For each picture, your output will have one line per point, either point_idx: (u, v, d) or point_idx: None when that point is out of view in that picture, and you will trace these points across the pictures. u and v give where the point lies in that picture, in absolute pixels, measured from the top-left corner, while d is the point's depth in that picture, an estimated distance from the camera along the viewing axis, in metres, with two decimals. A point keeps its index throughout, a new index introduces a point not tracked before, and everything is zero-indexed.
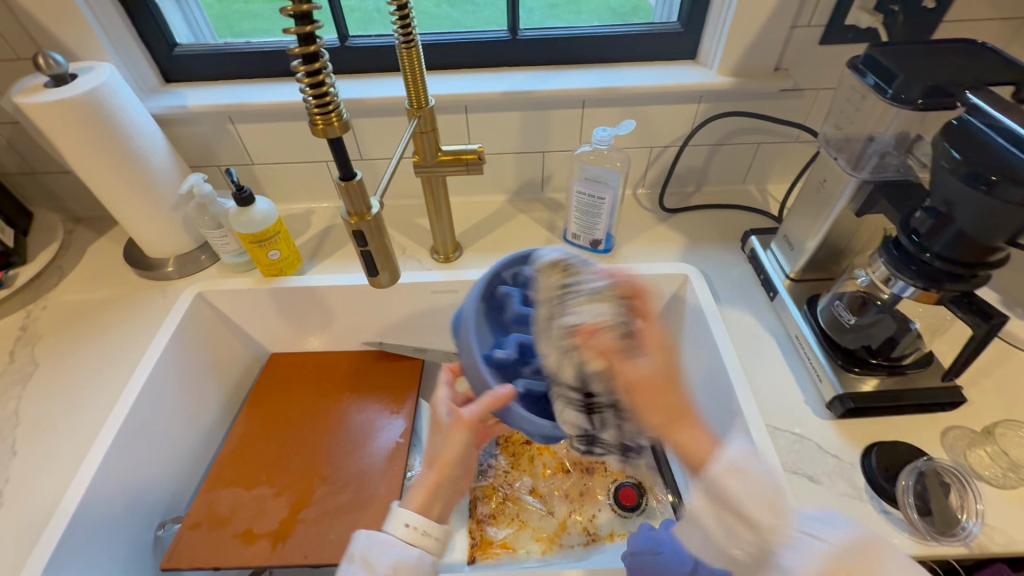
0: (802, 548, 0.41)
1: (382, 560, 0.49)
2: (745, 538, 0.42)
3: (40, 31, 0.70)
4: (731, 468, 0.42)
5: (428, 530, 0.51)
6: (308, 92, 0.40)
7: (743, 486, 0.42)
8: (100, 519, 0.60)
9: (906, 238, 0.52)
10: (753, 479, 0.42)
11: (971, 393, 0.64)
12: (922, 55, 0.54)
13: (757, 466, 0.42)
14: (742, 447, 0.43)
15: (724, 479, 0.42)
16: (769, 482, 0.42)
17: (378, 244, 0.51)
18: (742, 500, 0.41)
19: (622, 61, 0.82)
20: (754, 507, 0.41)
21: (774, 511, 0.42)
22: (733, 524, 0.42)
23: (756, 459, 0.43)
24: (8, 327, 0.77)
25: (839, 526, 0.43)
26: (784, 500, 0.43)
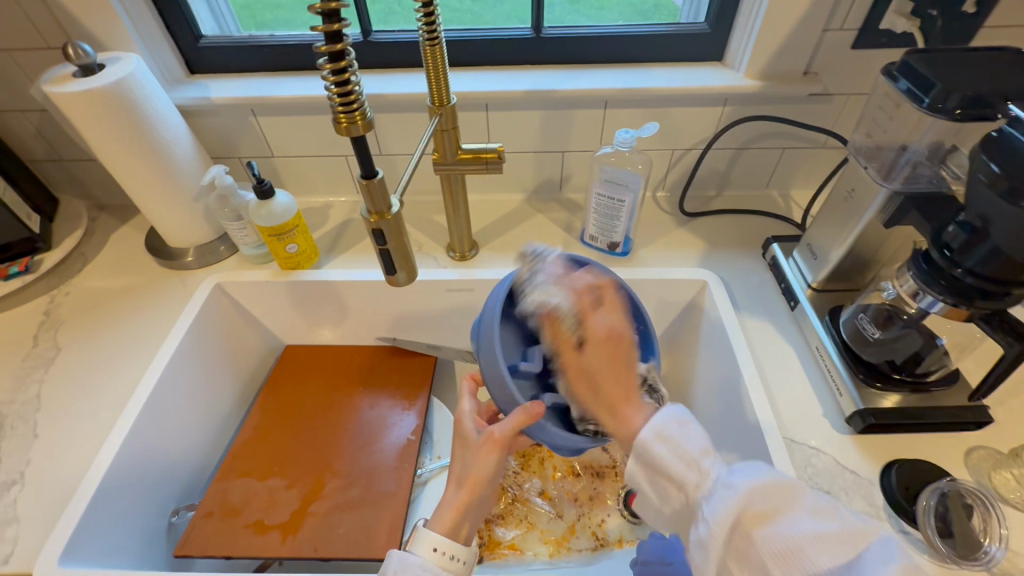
0: (718, 498, 0.41)
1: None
2: (675, 494, 0.45)
3: (69, 21, 0.71)
4: (657, 436, 0.45)
5: (455, 556, 0.47)
6: (333, 89, 0.40)
7: (669, 452, 0.45)
8: (116, 505, 0.61)
9: (937, 252, 0.51)
10: (683, 429, 0.45)
11: (997, 413, 0.62)
12: (962, 63, 0.52)
13: (686, 432, 0.45)
14: (673, 413, 0.46)
15: (652, 445, 0.45)
16: (696, 445, 0.45)
17: (396, 243, 0.51)
18: (669, 464, 0.45)
19: (646, 62, 0.81)
20: (676, 468, 0.44)
21: (696, 470, 0.44)
22: (661, 484, 0.46)
23: (685, 426, 0.46)
24: (32, 311, 0.78)
25: (755, 472, 0.42)
26: (710, 456, 0.44)
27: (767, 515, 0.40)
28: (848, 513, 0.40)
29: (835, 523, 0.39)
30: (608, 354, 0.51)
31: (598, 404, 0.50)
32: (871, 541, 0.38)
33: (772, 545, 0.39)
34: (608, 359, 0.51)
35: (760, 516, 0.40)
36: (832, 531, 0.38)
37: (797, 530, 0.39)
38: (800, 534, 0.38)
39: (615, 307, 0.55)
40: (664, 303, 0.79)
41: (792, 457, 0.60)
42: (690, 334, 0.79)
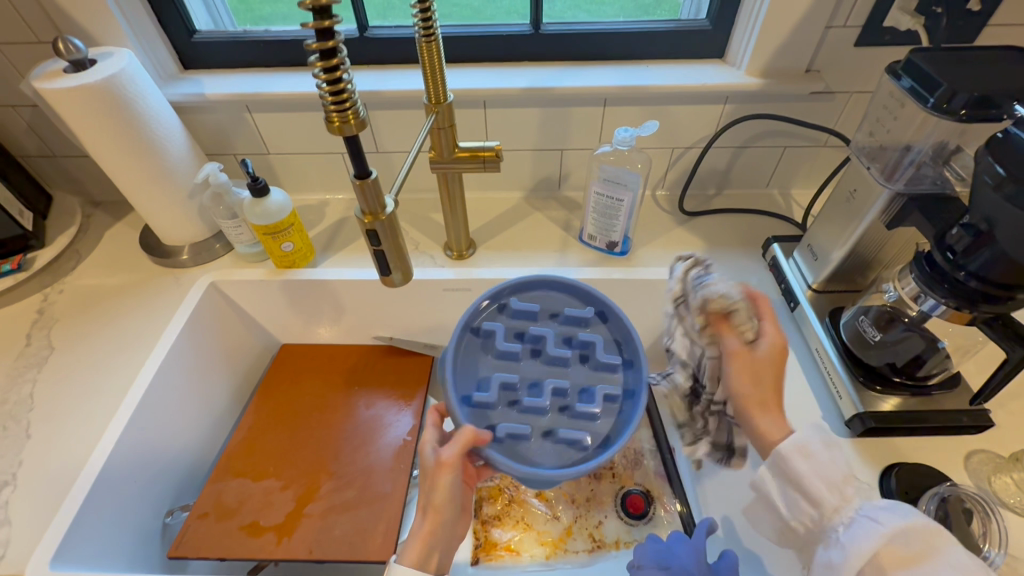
0: (860, 528, 0.45)
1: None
2: (808, 511, 0.49)
3: (61, 16, 0.70)
4: (799, 450, 0.50)
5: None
6: (325, 88, 0.39)
7: (812, 467, 0.49)
8: (109, 507, 0.60)
9: (940, 254, 0.50)
10: (825, 459, 0.49)
11: (998, 416, 0.62)
12: (965, 62, 0.51)
13: (832, 453, 0.50)
14: (818, 432, 0.51)
15: (805, 458, 0.50)
16: (839, 469, 0.49)
17: (391, 244, 0.50)
18: (810, 479, 0.49)
19: (646, 59, 0.80)
20: (820, 488, 0.49)
21: (839, 494, 0.48)
22: (798, 497, 0.50)
23: (829, 449, 0.50)
24: (25, 309, 0.78)
25: (904, 513, 0.44)
26: (851, 485, 0.48)
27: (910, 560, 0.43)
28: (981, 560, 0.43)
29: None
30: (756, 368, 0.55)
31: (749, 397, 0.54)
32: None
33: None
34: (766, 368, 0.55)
35: (902, 557, 0.43)
36: None
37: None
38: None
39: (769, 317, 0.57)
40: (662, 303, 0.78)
41: None
42: None
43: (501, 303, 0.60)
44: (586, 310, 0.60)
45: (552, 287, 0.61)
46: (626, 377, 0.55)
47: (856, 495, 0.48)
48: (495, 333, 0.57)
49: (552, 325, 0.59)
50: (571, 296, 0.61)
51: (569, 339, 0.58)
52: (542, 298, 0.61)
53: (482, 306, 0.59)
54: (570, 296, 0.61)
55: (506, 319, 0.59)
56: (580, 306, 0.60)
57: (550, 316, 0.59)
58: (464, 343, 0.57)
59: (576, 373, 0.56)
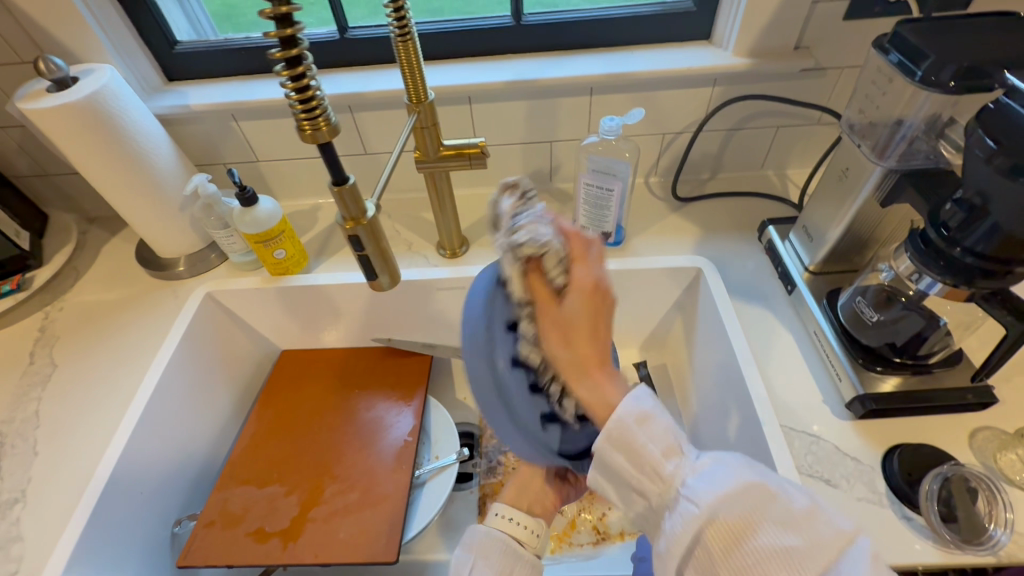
0: (679, 515, 0.39)
1: (498, 557, 0.50)
2: (639, 507, 0.43)
3: (43, 36, 0.70)
4: (620, 438, 0.41)
5: (517, 519, 0.53)
6: (293, 96, 0.38)
7: (628, 458, 0.41)
8: (117, 519, 0.61)
9: (934, 231, 0.49)
10: (651, 431, 0.41)
11: (1003, 392, 0.61)
12: (955, 31, 0.49)
13: (646, 432, 0.41)
14: (636, 404, 0.42)
15: (627, 439, 0.41)
16: (657, 446, 0.41)
17: (375, 248, 0.49)
18: (634, 462, 0.41)
19: (631, 45, 0.79)
20: (640, 478, 0.41)
21: (657, 477, 0.41)
22: (627, 493, 0.43)
23: (646, 422, 0.41)
24: (27, 328, 0.79)
25: (715, 480, 0.39)
26: (672, 459, 0.41)
27: (740, 530, 0.37)
28: (792, 488, 0.39)
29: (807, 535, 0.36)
30: (586, 307, 0.42)
31: (567, 360, 0.42)
32: (845, 550, 0.35)
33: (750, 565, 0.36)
34: (586, 317, 0.42)
35: (728, 534, 0.37)
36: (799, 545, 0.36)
37: (768, 542, 0.36)
38: (767, 549, 0.36)
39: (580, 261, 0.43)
40: (659, 292, 0.78)
41: (791, 446, 0.59)
42: (686, 323, 0.78)
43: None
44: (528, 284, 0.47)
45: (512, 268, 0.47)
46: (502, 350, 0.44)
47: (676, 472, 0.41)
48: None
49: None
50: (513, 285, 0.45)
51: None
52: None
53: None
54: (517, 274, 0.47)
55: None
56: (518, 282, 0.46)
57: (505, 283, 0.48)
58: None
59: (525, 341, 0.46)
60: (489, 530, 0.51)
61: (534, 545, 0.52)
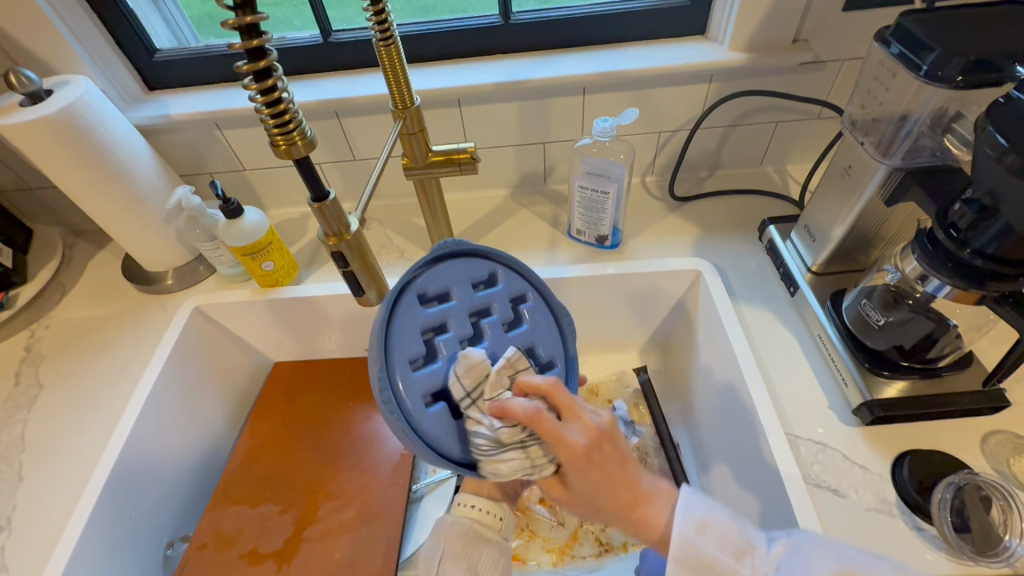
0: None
1: (463, 545, 0.53)
2: None
3: (16, 47, 0.68)
4: (684, 557, 0.43)
5: (478, 505, 0.55)
6: (264, 110, 0.36)
7: (705, 572, 0.43)
8: (106, 544, 0.60)
9: (942, 232, 0.47)
10: (717, 532, 0.44)
11: (1015, 394, 0.59)
12: (961, 21, 0.47)
13: (707, 538, 0.43)
14: (687, 517, 0.44)
15: (693, 549, 0.43)
16: (723, 550, 0.43)
17: (361, 263, 0.48)
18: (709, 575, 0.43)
19: (624, 42, 0.76)
20: None
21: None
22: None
23: (704, 529, 0.44)
24: (13, 347, 0.77)
25: (803, 571, 0.40)
26: (745, 557, 0.43)
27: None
28: (875, 560, 0.40)
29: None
30: (598, 478, 0.45)
31: (619, 512, 0.46)
32: None
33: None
34: (608, 477, 0.45)
35: None
36: None
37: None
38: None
39: (576, 408, 0.45)
40: (658, 295, 0.76)
41: (797, 454, 0.57)
42: (687, 326, 0.76)
43: (489, 273, 0.52)
44: (469, 279, 0.51)
45: (443, 273, 0.50)
46: (417, 381, 0.44)
47: (754, 571, 0.42)
48: (518, 313, 0.51)
49: (461, 298, 0.49)
50: (436, 289, 0.49)
51: (454, 324, 0.48)
52: (462, 271, 0.51)
53: (534, 282, 0.53)
54: (444, 275, 0.50)
55: (504, 285, 0.51)
56: (453, 287, 0.50)
57: (434, 309, 0.48)
58: (553, 316, 0.53)
59: (444, 365, 0.46)
60: (454, 519, 0.54)
61: (495, 527, 0.55)
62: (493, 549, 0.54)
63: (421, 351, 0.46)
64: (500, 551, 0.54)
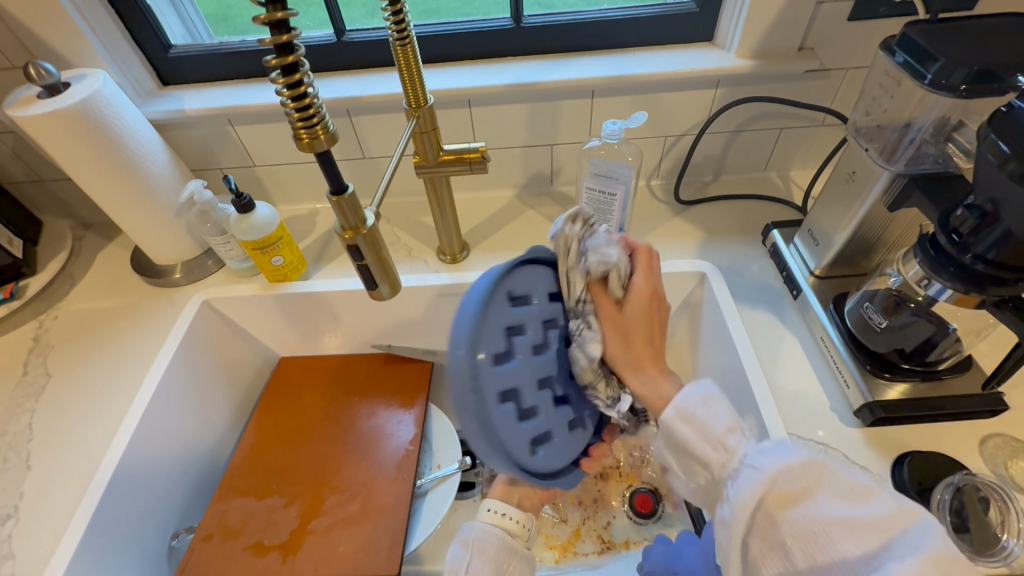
0: (741, 480, 0.39)
1: (498, 554, 0.52)
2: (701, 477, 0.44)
3: (34, 41, 0.69)
4: (682, 414, 0.45)
5: (510, 514, 0.55)
6: (290, 104, 0.37)
7: (695, 429, 0.44)
8: (111, 534, 0.60)
9: (945, 237, 0.48)
10: (721, 409, 0.44)
11: (1013, 398, 0.60)
12: (965, 33, 0.48)
13: (711, 408, 0.44)
14: (699, 389, 0.45)
15: (693, 419, 0.44)
16: (721, 423, 0.43)
17: (375, 257, 0.48)
18: (696, 444, 0.44)
19: (633, 46, 0.78)
20: (706, 450, 0.43)
21: (723, 450, 0.42)
22: (689, 464, 0.45)
23: (709, 402, 0.45)
24: (21, 337, 0.77)
25: (779, 451, 0.39)
26: (736, 435, 0.43)
27: (793, 498, 0.37)
28: (852, 468, 0.38)
29: (868, 506, 0.35)
30: (650, 327, 0.51)
31: (627, 359, 0.49)
32: (913, 523, 0.34)
33: (796, 533, 0.36)
34: (642, 334, 0.50)
35: (785, 498, 0.37)
36: (865, 516, 0.35)
37: (822, 513, 0.35)
38: (830, 520, 0.35)
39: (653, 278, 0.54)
40: None
41: None
42: (690, 328, 0.77)
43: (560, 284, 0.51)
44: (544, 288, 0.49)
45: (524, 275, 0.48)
46: (496, 375, 0.42)
47: (740, 445, 0.42)
48: None
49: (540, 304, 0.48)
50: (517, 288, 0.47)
51: (531, 328, 0.46)
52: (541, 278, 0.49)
53: None
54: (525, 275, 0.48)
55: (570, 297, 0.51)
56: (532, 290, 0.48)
57: (519, 310, 0.46)
58: None
59: (520, 365, 0.44)
60: (487, 527, 0.53)
61: (523, 536, 0.54)
62: (522, 559, 0.53)
63: (501, 346, 0.43)
64: (527, 559, 0.53)
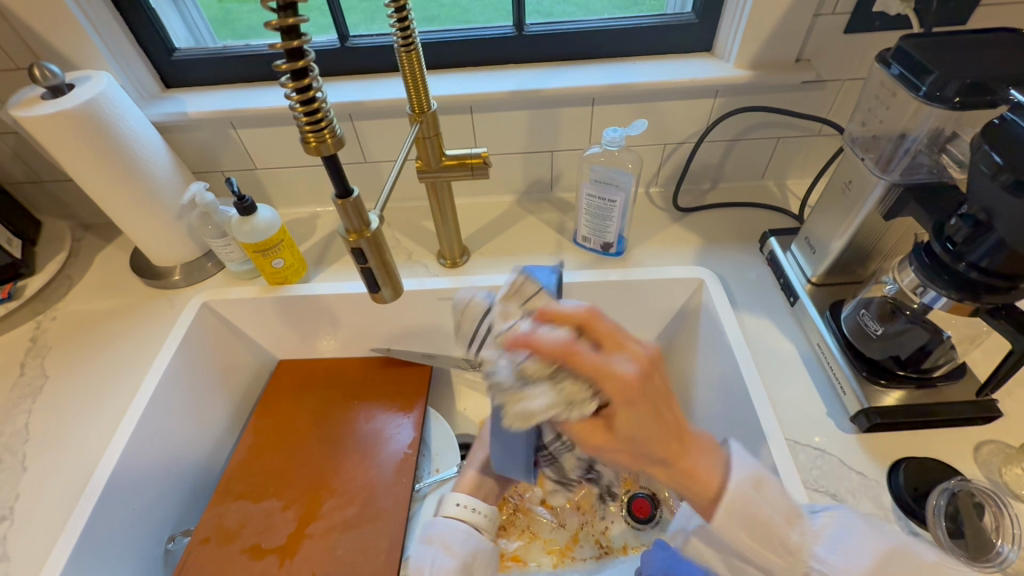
0: None
1: (461, 545, 0.54)
2: (756, 572, 0.44)
3: (38, 42, 0.69)
4: (737, 512, 0.41)
5: (477, 509, 0.57)
6: (298, 108, 0.38)
7: (753, 527, 0.41)
8: (107, 536, 0.60)
9: (939, 245, 0.49)
10: (770, 492, 0.42)
11: (1007, 405, 0.61)
12: (957, 47, 0.49)
13: (765, 497, 0.42)
14: (746, 473, 0.42)
15: (748, 513, 0.41)
16: (778, 515, 0.41)
17: (378, 260, 0.49)
18: (752, 545, 0.41)
19: (633, 55, 0.79)
20: (765, 552, 0.41)
21: (787, 546, 0.41)
22: (743, 565, 0.44)
23: (761, 488, 0.42)
24: (18, 338, 0.77)
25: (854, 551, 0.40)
26: (795, 525, 0.42)
27: None
28: (916, 543, 0.41)
29: None
30: (646, 413, 0.39)
31: (659, 458, 0.40)
32: None
33: None
34: (650, 431, 0.39)
35: None
36: None
37: None
38: None
39: (616, 337, 0.40)
40: (661, 303, 0.77)
41: (795, 460, 0.58)
42: (688, 333, 0.77)
43: None
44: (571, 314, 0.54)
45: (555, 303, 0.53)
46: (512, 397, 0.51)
47: (801, 539, 0.41)
48: None
49: None
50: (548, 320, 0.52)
51: None
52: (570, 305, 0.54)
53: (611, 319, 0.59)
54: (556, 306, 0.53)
55: None
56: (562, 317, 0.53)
57: None
58: None
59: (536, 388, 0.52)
60: (455, 521, 0.55)
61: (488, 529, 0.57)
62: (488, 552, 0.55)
63: None
64: (491, 552, 0.55)
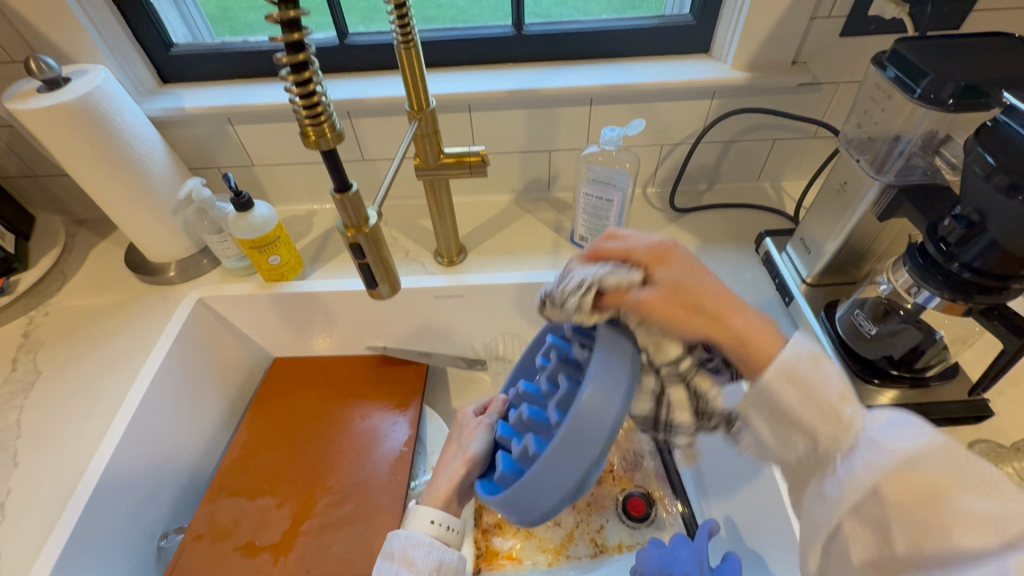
0: (861, 460, 0.39)
1: (424, 560, 0.51)
2: (801, 446, 0.43)
3: (34, 35, 0.69)
4: (786, 375, 0.42)
5: (451, 527, 0.55)
6: (298, 102, 0.38)
7: (800, 390, 0.42)
8: (100, 534, 0.59)
9: (933, 245, 0.49)
10: (828, 369, 0.42)
11: (998, 405, 0.61)
12: (952, 51, 0.50)
13: (821, 369, 0.42)
14: (804, 347, 0.43)
15: (801, 381, 0.42)
16: (833, 390, 0.41)
17: (376, 256, 0.49)
18: (798, 407, 0.42)
19: (631, 56, 0.79)
20: (811, 415, 0.42)
21: (836, 418, 0.41)
22: (788, 432, 0.43)
23: (818, 363, 0.42)
24: (10, 333, 0.76)
25: (901, 429, 0.39)
26: (850, 404, 0.41)
27: (929, 492, 0.36)
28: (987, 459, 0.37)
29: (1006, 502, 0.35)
30: (680, 268, 0.47)
31: (701, 320, 0.45)
32: None
33: (939, 530, 0.35)
34: (691, 285, 0.46)
35: (921, 492, 0.36)
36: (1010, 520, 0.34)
37: (964, 510, 0.35)
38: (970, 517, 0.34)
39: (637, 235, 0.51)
40: None
41: None
42: None
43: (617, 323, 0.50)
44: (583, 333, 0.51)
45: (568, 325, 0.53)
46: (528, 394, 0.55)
47: (854, 414, 0.40)
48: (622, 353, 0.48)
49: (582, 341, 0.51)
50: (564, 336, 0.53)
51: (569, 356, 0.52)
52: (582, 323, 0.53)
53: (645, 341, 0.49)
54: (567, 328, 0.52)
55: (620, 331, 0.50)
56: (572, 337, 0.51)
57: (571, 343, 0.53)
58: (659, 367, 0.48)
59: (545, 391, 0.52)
60: (425, 538, 0.53)
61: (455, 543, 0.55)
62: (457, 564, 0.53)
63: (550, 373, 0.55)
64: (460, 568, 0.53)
